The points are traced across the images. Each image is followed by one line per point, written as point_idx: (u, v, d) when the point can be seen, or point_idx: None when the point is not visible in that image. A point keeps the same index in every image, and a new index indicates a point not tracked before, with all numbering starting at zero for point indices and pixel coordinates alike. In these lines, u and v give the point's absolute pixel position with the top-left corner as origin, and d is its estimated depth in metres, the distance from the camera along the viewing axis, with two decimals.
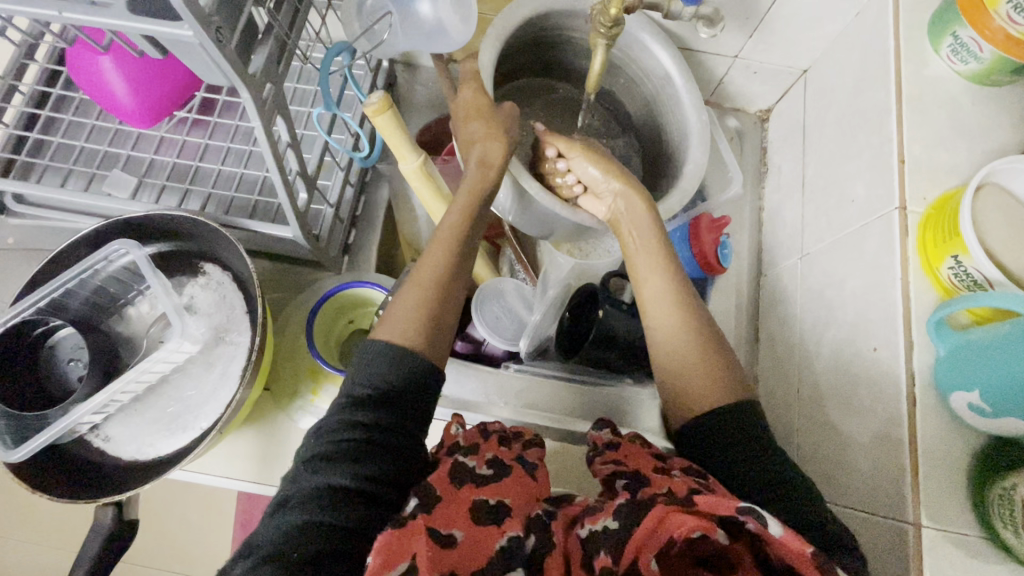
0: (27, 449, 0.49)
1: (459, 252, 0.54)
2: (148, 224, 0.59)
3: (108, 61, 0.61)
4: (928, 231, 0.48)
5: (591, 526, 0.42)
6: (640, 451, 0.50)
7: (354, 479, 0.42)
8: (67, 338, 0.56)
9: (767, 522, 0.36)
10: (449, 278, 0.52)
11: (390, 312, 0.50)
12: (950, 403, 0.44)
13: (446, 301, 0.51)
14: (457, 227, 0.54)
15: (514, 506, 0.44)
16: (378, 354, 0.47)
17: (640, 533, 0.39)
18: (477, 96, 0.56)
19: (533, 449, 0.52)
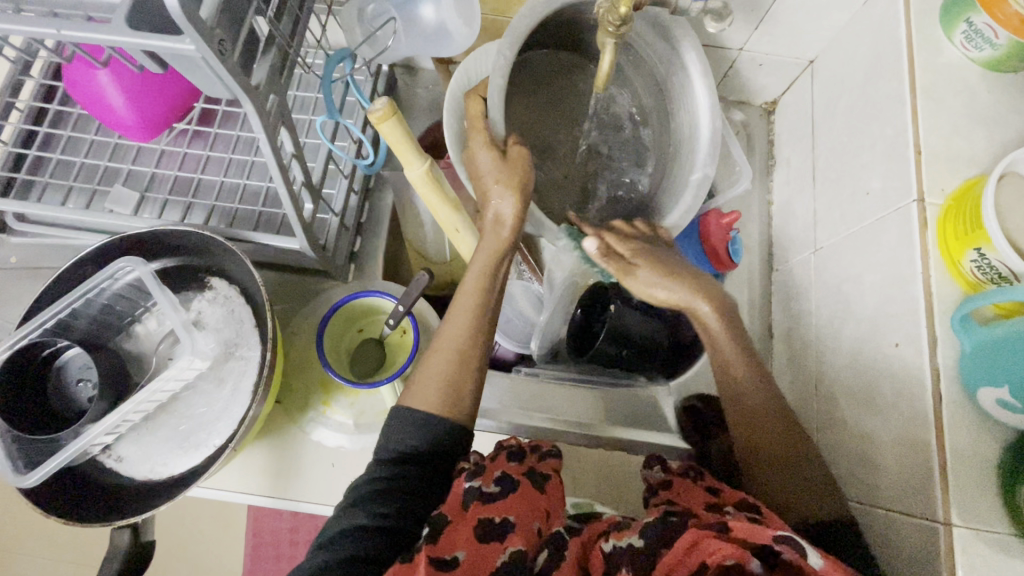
0: (39, 473, 0.48)
1: (485, 314, 0.54)
2: (152, 239, 0.58)
3: (106, 75, 0.60)
4: (948, 223, 0.47)
5: (616, 543, 0.41)
6: (693, 486, 0.49)
7: (371, 517, 0.44)
8: (74, 358, 0.55)
9: (806, 553, 0.35)
10: (469, 343, 0.52)
11: (416, 380, 0.52)
12: (977, 399, 0.43)
13: (474, 364, 0.52)
14: (477, 293, 0.54)
15: (521, 523, 0.44)
16: (406, 419, 0.50)
17: (674, 552, 0.38)
18: (489, 150, 0.53)
19: (548, 460, 0.52)
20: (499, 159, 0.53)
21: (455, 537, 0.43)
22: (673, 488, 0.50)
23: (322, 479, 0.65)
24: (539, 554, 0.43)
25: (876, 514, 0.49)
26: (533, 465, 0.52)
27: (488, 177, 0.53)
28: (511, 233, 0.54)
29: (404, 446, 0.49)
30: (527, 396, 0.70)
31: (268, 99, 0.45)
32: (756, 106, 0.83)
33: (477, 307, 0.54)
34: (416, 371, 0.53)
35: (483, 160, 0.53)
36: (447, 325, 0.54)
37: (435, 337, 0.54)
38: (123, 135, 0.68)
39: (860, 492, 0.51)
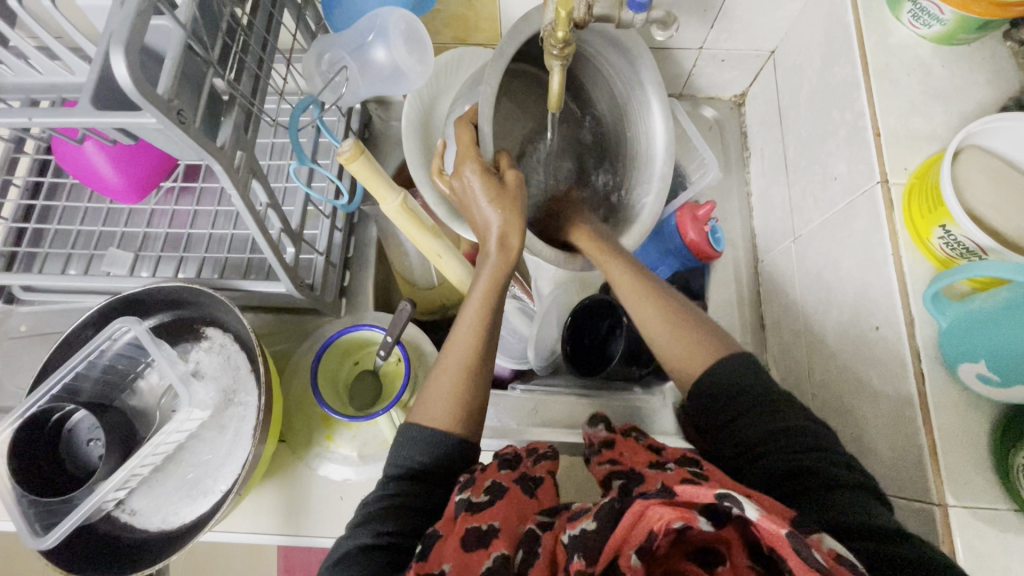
0: (58, 533, 0.50)
1: (488, 331, 0.55)
2: (147, 297, 0.60)
3: (91, 146, 0.64)
4: (912, 203, 0.47)
5: (570, 531, 0.42)
6: (636, 446, 0.54)
7: (377, 536, 0.46)
8: (82, 421, 0.57)
9: (741, 504, 0.36)
10: (476, 359, 0.53)
11: (422, 398, 0.54)
12: (959, 375, 0.42)
13: (480, 382, 0.54)
14: (479, 316, 0.54)
15: (507, 526, 0.45)
16: (416, 437, 0.51)
17: (619, 530, 0.40)
18: (485, 178, 0.51)
19: (542, 463, 0.55)
20: (500, 190, 0.52)
21: (441, 549, 0.43)
22: (614, 446, 0.55)
23: (333, 510, 0.66)
24: (517, 553, 0.44)
25: None
26: (524, 470, 0.54)
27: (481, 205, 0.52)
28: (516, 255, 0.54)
29: (413, 464, 0.51)
30: (533, 405, 0.71)
31: (236, 156, 0.47)
32: (726, 102, 0.83)
33: (481, 329, 0.54)
34: (423, 391, 0.54)
35: (479, 189, 0.51)
36: (450, 346, 0.55)
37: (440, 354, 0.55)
38: (113, 199, 0.71)
39: None
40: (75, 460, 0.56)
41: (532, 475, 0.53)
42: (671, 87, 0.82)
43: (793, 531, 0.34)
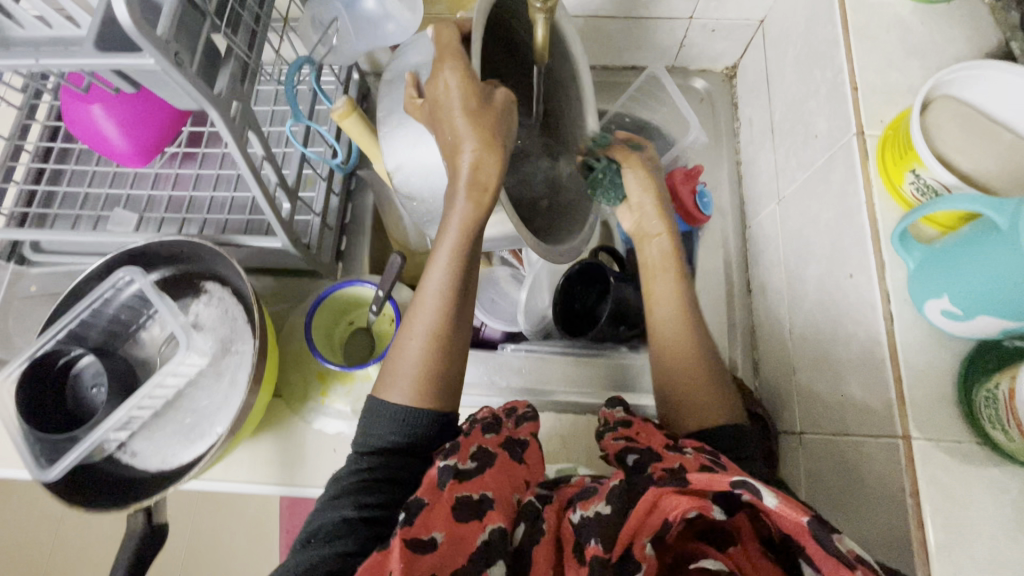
0: (61, 466, 0.53)
1: (457, 296, 0.53)
2: (150, 252, 0.63)
3: (99, 110, 0.66)
4: (886, 153, 0.48)
5: (584, 512, 0.43)
6: (652, 429, 0.53)
7: (358, 509, 0.48)
8: (87, 366, 0.59)
9: (762, 494, 0.37)
10: (443, 327, 0.53)
11: (390, 366, 0.54)
12: (926, 313, 0.43)
13: (450, 350, 0.53)
14: (447, 284, 0.53)
15: (500, 498, 0.46)
16: (384, 412, 0.52)
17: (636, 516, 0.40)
18: (466, 84, 0.47)
19: (524, 425, 0.55)
20: (474, 116, 0.48)
21: (431, 516, 0.43)
22: (631, 427, 0.53)
23: (326, 462, 0.69)
24: (516, 527, 0.45)
25: (847, 441, 0.49)
26: (509, 434, 0.53)
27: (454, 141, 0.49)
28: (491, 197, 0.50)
29: (387, 439, 0.51)
30: (525, 366, 0.72)
31: (231, 106, 0.50)
32: (717, 74, 0.84)
33: (449, 297, 0.53)
34: (390, 360, 0.54)
35: (454, 105, 0.48)
36: (418, 313, 0.54)
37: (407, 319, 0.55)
38: (119, 162, 0.73)
39: (832, 424, 0.52)
40: (80, 403, 0.59)
41: (517, 440, 0.53)
42: (663, 58, 0.83)
43: (815, 518, 0.36)
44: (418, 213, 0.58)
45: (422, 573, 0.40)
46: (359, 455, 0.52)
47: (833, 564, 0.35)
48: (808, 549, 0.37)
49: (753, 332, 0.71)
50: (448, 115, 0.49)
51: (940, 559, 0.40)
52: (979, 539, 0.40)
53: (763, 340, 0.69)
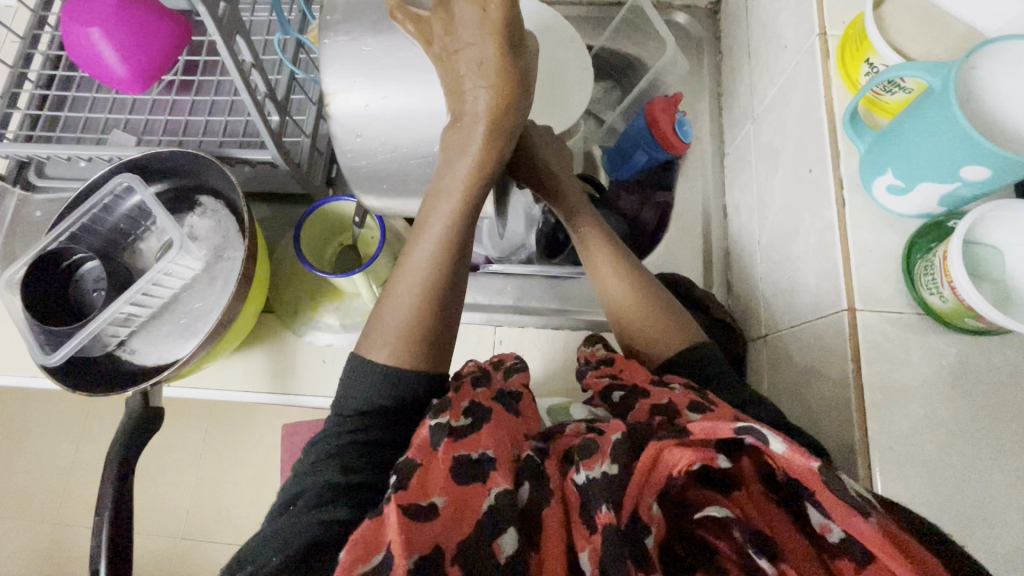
0: (61, 353, 0.56)
1: (451, 256, 0.52)
2: (147, 165, 0.65)
3: (98, 32, 0.68)
4: (845, 49, 0.50)
5: (588, 473, 0.41)
6: (636, 364, 0.54)
7: (346, 473, 0.45)
8: (91, 271, 0.63)
9: (765, 438, 0.36)
10: (434, 281, 0.51)
11: (377, 324, 0.52)
12: (875, 192, 0.46)
13: (440, 307, 0.52)
14: (441, 239, 0.51)
15: (500, 453, 0.44)
16: (367, 371, 0.50)
17: (638, 476, 0.40)
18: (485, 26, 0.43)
19: (515, 376, 0.53)
20: (501, 52, 0.44)
21: (428, 479, 0.41)
22: (614, 364, 0.54)
23: (317, 372, 0.72)
24: (521, 487, 0.43)
25: (804, 327, 0.52)
26: (500, 386, 0.51)
27: (467, 79, 0.46)
28: (497, 135, 0.48)
29: (372, 401, 0.49)
30: (508, 286, 0.75)
31: (219, 7, 0.52)
32: (703, 9, 0.85)
33: (443, 251, 0.51)
34: (377, 319, 0.52)
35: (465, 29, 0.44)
36: (409, 268, 0.52)
37: (397, 274, 0.53)
38: (118, 89, 0.76)
39: (792, 316, 0.54)
40: (82, 303, 0.63)
41: (509, 392, 0.51)
42: None
43: (825, 464, 0.35)
44: (364, 150, 0.50)
45: (423, 542, 0.38)
46: (344, 416, 0.49)
47: (843, 510, 0.34)
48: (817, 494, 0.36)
49: (728, 252, 0.74)
50: (470, 38, 0.44)
51: (877, 417, 0.43)
52: (913, 399, 0.43)
53: (737, 258, 0.71)
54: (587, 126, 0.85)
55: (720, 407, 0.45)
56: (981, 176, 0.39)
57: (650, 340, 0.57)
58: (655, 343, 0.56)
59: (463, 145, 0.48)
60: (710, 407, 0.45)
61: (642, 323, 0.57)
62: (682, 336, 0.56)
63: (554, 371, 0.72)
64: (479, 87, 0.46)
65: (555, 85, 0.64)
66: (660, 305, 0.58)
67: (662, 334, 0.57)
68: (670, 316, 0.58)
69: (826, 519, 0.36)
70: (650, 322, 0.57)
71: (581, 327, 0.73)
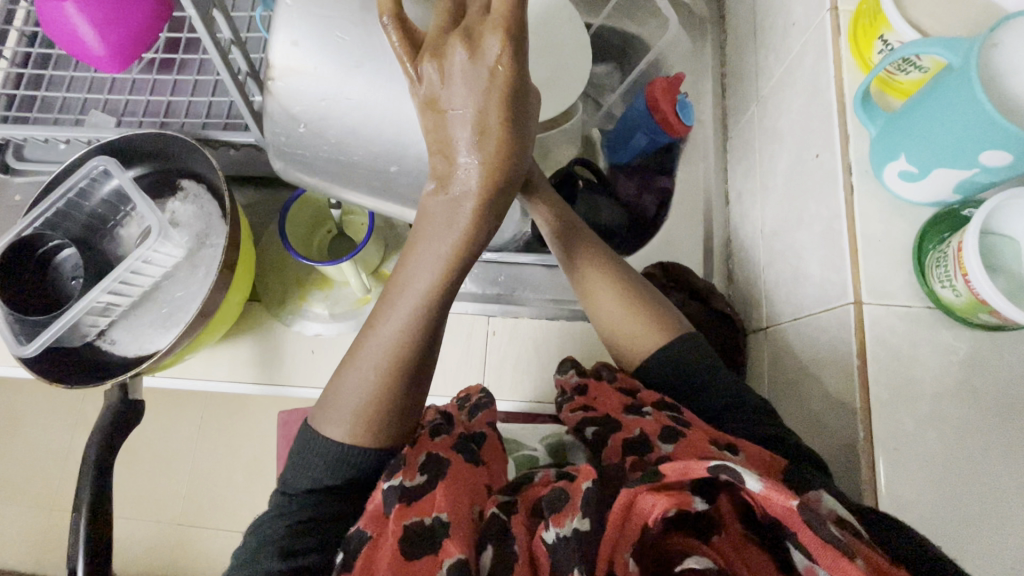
0: (37, 345, 0.54)
1: (423, 333, 0.45)
2: (125, 148, 0.63)
3: (72, 7, 0.65)
4: (858, 25, 0.47)
5: (558, 530, 0.38)
6: (606, 388, 0.52)
7: (286, 558, 0.41)
8: (69, 259, 0.62)
9: (742, 477, 0.33)
10: (403, 361, 0.45)
11: (335, 398, 0.46)
12: (885, 179, 0.43)
13: (409, 384, 0.46)
14: (415, 313, 0.45)
15: (455, 517, 0.42)
16: (319, 448, 0.45)
17: (611, 531, 0.37)
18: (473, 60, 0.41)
19: (480, 416, 0.53)
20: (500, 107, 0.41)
21: (375, 553, 0.40)
22: (588, 393, 0.53)
23: (305, 363, 0.70)
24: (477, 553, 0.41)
25: (806, 321, 0.49)
26: (461, 432, 0.50)
27: (461, 141, 0.41)
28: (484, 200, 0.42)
29: (323, 480, 0.45)
30: (502, 275, 0.72)
31: None
32: None
33: (417, 326, 0.45)
34: (334, 389, 0.46)
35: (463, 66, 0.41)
36: (375, 341, 0.45)
37: (360, 342, 0.47)
38: (95, 68, 0.73)
39: (795, 309, 0.52)
40: (60, 291, 0.61)
41: (472, 436, 0.50)
42: None
43: (805, 503, 0.32)
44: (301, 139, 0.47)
45: None
46: (291, 497, 0.45)
47: (830, 552, 0.32)
48: (798, 534, 0.33)
49: (729, 241, 0.71)
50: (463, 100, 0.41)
51: (883, 415, 0.41)
52: (920, 397, 0.41)
53: (738, 247, 0.69)
54: (586, 110, 0.80)
55: (693, 430, 0.43)
56: (1002, 161, 0.36)
57: (632, 342, 0.53)
58: (638, 343, 0.52)
59: (450, 219, 0.43)
60: (682, 433, 0.43)
61: (634, 330, 0.53)
62: (666, 332, 0.52)
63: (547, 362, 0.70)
64: (473, 157, 0.41)
65: (553, 64, 0.61)
66: (644, 301, 0.53)
67: (645, 334, 0.52)
68: (654, 314, 0.53)
69: (810, 562, 0.35)
70: (632, 318, 0.53)
71: (576, 317, 0.71)
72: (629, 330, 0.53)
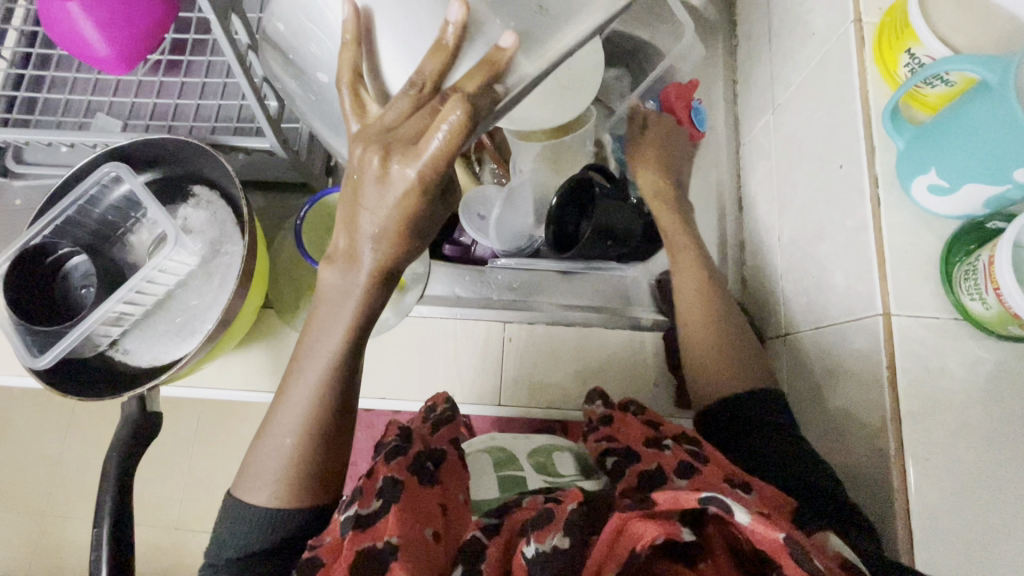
0: (51, 356, 0.53)
1: (332, 400, 0.47)
2: (135, 152, 0.61)
3: (76, 7, 0.63)
4: (882, 38, 0.48)
5: (540, 547, 0.34)
6: (632, 420, 0.51)
7: None
8: (79, 266, 0.60)
9: (732, 510, 0.32)
10: (325, 424, 0.47)
11: (257, 462, 0.47)
12: (914, 193, 0.44)
13: (330, 449, 0.47)
14: (319, 382, 0.46)
15: (404, 538, 0.37)
16: (243, 515, 0.46)
17: (597, 555, 0.33)
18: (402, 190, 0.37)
19: (442, 433, 0.49)
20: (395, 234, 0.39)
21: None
22: (613, 423, 0.52)
23: None
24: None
25: (831, 331, 0.50)
26: (420, 449, 0.46)
27: (366, 238, 0.40)
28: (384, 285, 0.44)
29: (250, 546, 0.45)
30: (516, 281, 0.72)
31: None
32: None
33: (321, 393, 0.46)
34: (254, 453, 0.47)
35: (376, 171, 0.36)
36: (284, 407, 0.47)
37: (275, 406, 0.48)
38: (99, 69, 0.71)
39: (818, 318, 0.52)
40: (69, 300, 0.59)
41: (430, 454, 0.46)
42: None
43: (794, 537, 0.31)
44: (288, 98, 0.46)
45: None
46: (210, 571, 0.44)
47: None
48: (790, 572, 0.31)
49: (743, 247, 0.71)
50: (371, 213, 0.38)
51: (913, 425, 0.41)
52: (950, 407, 0.42)
53: (753, 254, 0.69)
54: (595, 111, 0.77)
55: (709, 468, 0.43)
56: None
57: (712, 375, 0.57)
58: (715, 377, 0.56)
59: (343, 291, 0.43)
60: (697, 469, 0.43)
61: (717, 365, 0.57)
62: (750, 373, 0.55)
63: (564, 369, 0.69)
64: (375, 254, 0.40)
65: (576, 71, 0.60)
66: (734, 341, 0.58)
67: (726, 368, 0.56)
68: (741, 354, 0.57)
69: None
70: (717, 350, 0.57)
71: (592, 322, 0.71)
72: (713, 364, 0.57)
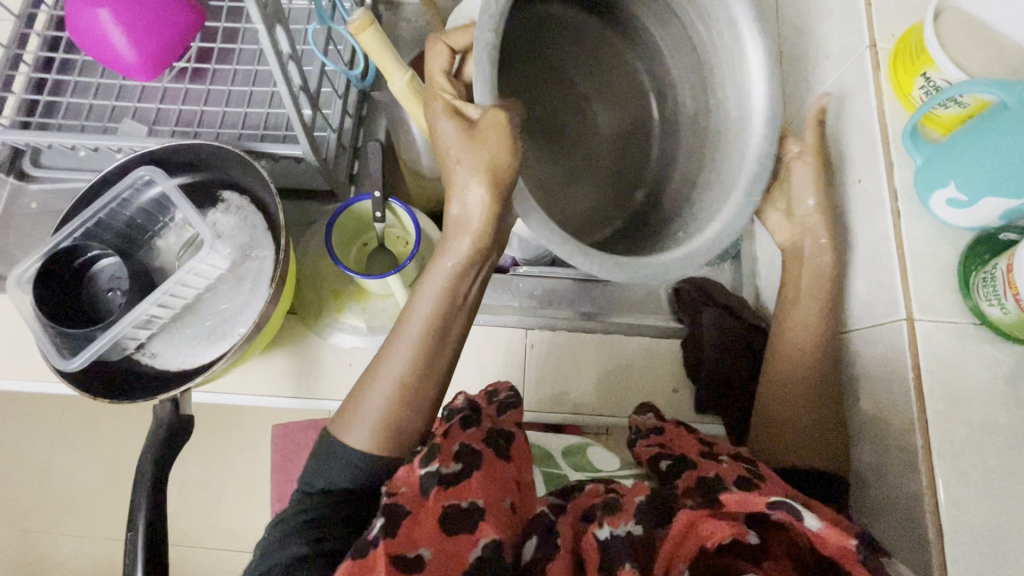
0: (82, 358, 0.53)
1: (431, 354, 0.49)
2: (168, 157, 0.62)
3: (106, 13, 0.64)
4: (897, 62, 0.51)
5: (613, 529, 0.36)
6: (684, 434, 0.51)
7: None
8: (107, 267, 0.59)
9: (804, 514, 0.36)
10: (424, 376, 0.49)
11: (355, 407, 0.48)
12: (932, 205, 0.47)
13: (423, 404, 0.49)
14: (420, 336, 0.49)
15: (490, 505, 0.40)
16: (335, 455, 0.47)
17: (670, 544, 0.36)
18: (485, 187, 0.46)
19: (509, 414, 0.49)
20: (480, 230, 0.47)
21: (416, 526, 0.39)
22: (666, 433, 0.51)
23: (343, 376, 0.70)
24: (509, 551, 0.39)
25: (854, 336, 0.52)
26: (492, 425, 0.46)
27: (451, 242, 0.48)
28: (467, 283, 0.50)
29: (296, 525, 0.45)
30: (538, 289, 0.74)
31: None
32: None
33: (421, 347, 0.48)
34: (356, 395, 0.49)
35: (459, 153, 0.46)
36: (385, 357, 0.49)
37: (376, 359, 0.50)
38: (123, 75, 0.71)
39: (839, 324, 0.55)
40: (95, 302, 0.59)
41: (500, 429, 0.46)
42: None
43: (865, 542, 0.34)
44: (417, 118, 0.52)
45: None
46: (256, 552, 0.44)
47: None
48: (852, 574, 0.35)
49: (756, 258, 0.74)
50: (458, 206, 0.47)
51: (938, 424, 0.44)
52: (971, 407, 0.44)
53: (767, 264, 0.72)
54: None
55: (767, 484, 0.42)
56: None
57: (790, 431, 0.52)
58: (793, 434, 0.52)
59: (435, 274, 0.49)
60: (756, 483, 0.41)
61: (799, 421, 0.52)
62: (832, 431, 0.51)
63: (586, 375, 0.71)
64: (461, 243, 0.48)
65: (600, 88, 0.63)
66: (828, 402, 0.52)
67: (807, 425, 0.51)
68: (829, 413, 0.51)
69: None
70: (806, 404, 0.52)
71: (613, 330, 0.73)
72: (794, 421, 0.52)
